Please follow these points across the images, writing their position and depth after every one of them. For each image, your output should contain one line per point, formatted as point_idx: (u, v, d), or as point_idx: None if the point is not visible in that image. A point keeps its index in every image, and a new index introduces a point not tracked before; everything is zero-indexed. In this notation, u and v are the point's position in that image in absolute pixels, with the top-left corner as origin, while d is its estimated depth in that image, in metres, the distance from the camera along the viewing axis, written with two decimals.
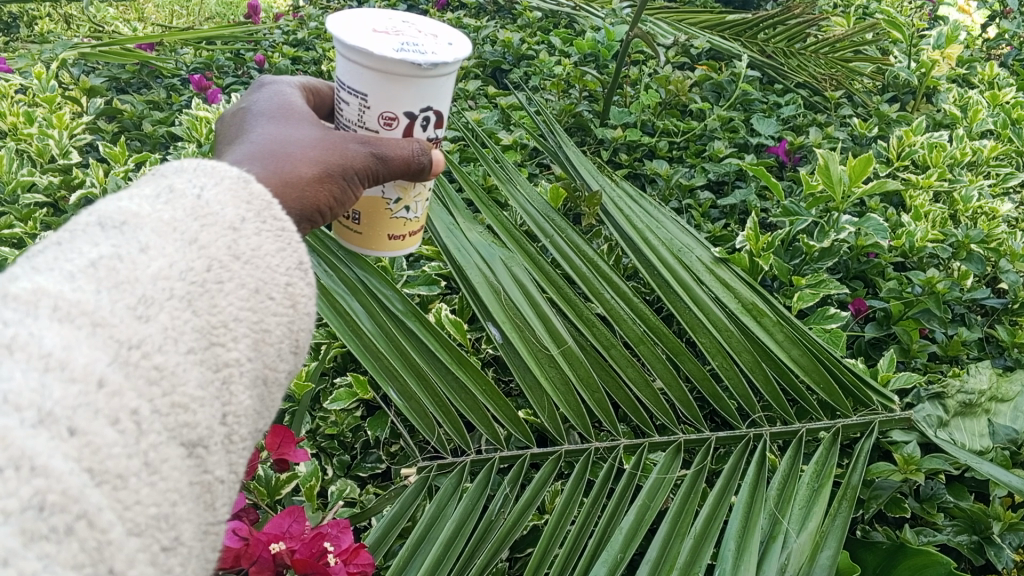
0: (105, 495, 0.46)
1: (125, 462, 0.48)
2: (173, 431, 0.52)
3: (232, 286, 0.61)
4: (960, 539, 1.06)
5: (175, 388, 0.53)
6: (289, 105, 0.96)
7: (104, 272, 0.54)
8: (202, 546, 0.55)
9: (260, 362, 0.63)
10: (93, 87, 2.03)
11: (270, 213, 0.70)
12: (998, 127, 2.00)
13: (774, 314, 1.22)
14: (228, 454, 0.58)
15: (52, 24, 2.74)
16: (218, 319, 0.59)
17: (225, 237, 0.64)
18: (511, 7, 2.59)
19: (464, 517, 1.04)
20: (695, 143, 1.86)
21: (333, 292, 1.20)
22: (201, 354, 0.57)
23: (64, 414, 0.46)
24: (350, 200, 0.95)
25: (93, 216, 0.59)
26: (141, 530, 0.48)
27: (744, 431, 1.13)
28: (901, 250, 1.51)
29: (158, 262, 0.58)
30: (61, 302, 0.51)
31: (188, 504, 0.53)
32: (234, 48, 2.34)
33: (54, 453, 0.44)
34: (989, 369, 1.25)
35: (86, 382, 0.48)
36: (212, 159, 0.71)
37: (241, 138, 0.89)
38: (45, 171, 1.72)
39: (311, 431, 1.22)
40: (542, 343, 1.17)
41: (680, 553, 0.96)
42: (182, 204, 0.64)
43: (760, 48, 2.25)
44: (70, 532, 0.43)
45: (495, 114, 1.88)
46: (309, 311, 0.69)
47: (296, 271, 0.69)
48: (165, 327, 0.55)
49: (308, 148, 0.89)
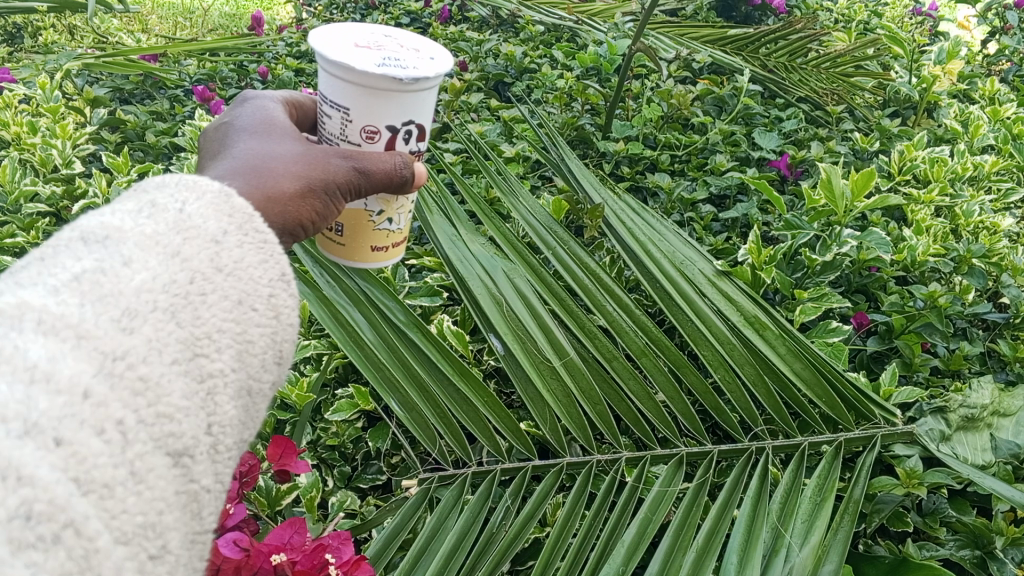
0: (92, 504, 0.46)
1: (111, 471, 0.48)
2: (158, 440, 0.52)
3: (215, 298, 0.61)
4: (963, 554, 1.06)
5: (160, 399, 0.53)
6: (272, 119, 0.96)
7: (88, 286, 0.54)
8: (189, 556, 0.55)
9: (245, 372, 0.62)
10: (97, 98, 2.05)
11: (251, 226, 0.69)
12: (999, 142, 2.00)
13: (775, 327, 1.22)
14: (214, 464, 0.58)
15: (56, 35, 2.76)
16: (202, 329, 0.59)
17: (208, 250, 0.64)
18: (513, 21, 2.62)
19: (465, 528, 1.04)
20: (696, 156, 1.87)
21: (334, 302, 1.20)
22: (185, 364, 0.56)
23: (51, 424, 0.46)
24: (332, 215, 0.95)
25: (76, 232, 0.59)
26: (128, 538, 0.48)
27: (746, 444, 1.13)
28: (903, 264, 1.51)
29: (141, 275, 0.58)
30: (46, 316, 0.51)
31: (174, 513, 0.53)
32: (238, 59, 2.36)
33: (41, 463, 0.44)
34: (991, 384, 1.24)
35: (72, 393, 0.48)
36: (194, 174, 0.71)
37: (224, 153, 0.89)
38: (48, 180, 1.73)
39: (312, 442, 1.22)
40: (544, 354, 1.17)
41: (683, 566, 0.96)
42: (165, 218, 0.64)
43: (762, 62, 2.26)
44: (57, 540, 0.43)
45: (498, 127, 1.90)
46: (293, 322, 0.69)
47: (279, 283, 0.68)
48: (149, 339, 0.54)
49: (290, 162, 0.89)
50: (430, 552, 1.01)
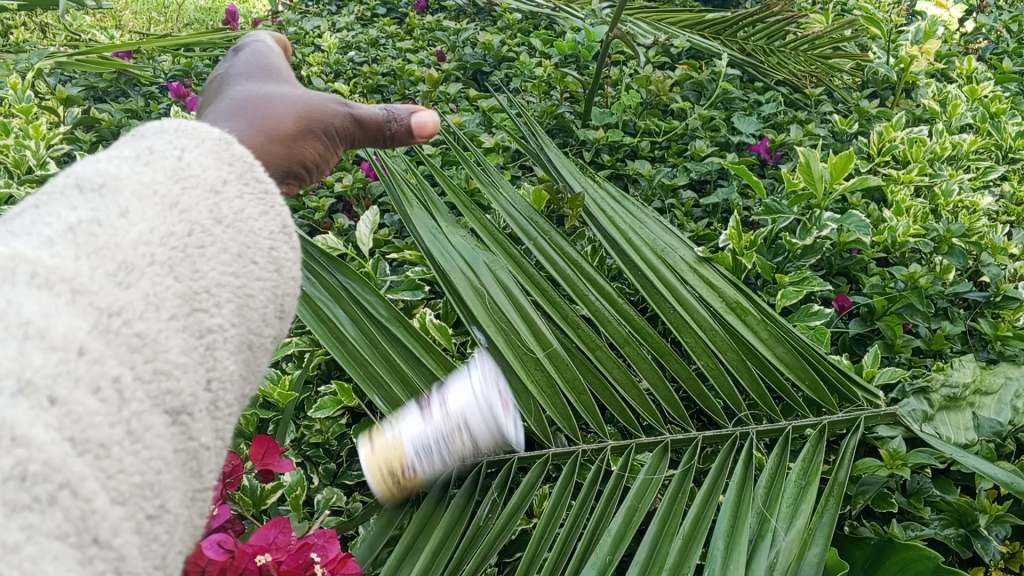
0: (88, 464, 0.43)
1: (107, 431, 0.44)
2: (156, 399, 0.49)
3: (214, 251, 0.59)
4: (947, 533, 1.07)
5: (158, 355, 0.50)
6: (268, 64, 0.96)
7: (83, 237, 0.52)
8: (188, 515, 0.51)
9: (246, 327, 0.60)
10: (70, 97, 2.01)
11: (252, 175, 0.68)
12: (977, 121, 2.00)
13: (758, 312, 1.22)
14: (213, 421, 0.54)
15: (27, 33, 2.71)
16: (200, 283, 0.56)
17: (207, 200, 0.61)
18: (490, 10, 2.59)
19: (452, 523, 1.03)
20: (677, 142, 1.86)
21: (313, 297, 1.19)
22: (184, 320, 0.53)
23: (45, 382, 0.42)
24: (331, 157, 0.96)
25: (72, 179, 0.57)
26: (125, 498, 0.45)
27: (729, 429, 1.13)
28: (883, 246, 1.52)
29: (139, 226, 0.55)
30: (39, 269, 0.47)
31: (173, 473, 0.49)
32: (213, 54, 2.33)
33: (34, 422, 0.41)
34: (972, 362, 1.25)
35: (66, 349, 0.44)
36: (193, 121, 0.69)
37: (221, 95, 0.87)
38: (21, 181, 1.70)
39: (296, 440, 1.21)
40: (527, 345, 1.17)
41: (668, 556, 0.96)
42: (162, 166, 0.61)
43: (740, 46, 2.26)
44: (52, 501, 0.40)
45: (476, 117, 1.88)
46: (295, 276, 0.68)
47: (279, 236, 0.66)
48: (146, 293, 0.52)
49: (289, 102, 0.89)
50: (416, 545, 1.01)
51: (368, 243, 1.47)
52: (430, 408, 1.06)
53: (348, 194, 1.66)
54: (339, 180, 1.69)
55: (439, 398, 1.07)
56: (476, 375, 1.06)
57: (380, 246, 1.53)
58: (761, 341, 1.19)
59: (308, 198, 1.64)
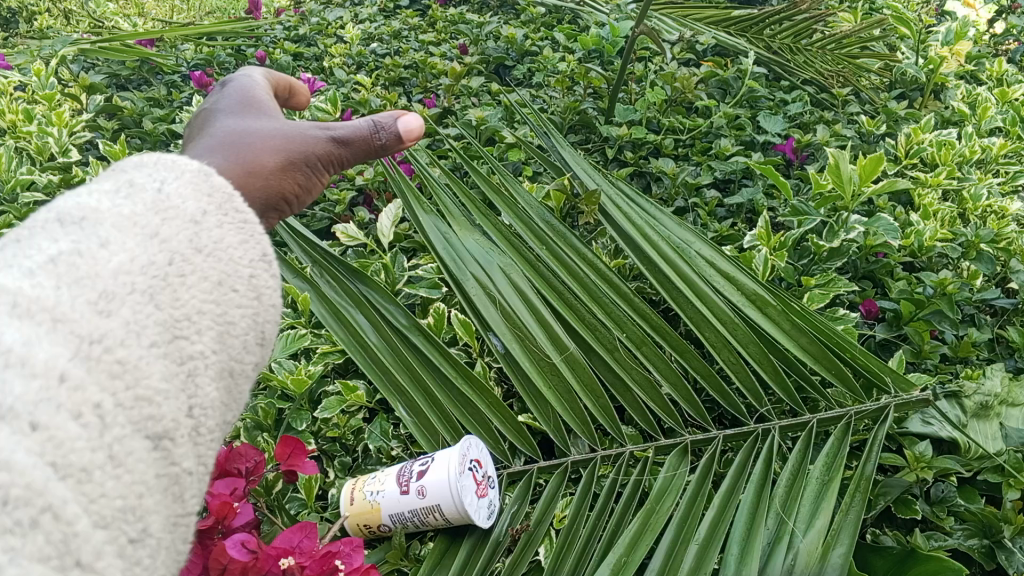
0: (69, 489, 0.42)
1: (89, 456, 0.44)
2: (138, 424, 0.47)
3: (195, 280, 0.56)
4: (971, 543, 1.05)
5: (139, 381, 0.48)
6: (253, 99, 0.95)
7: (63, 268, 0.50)
8: (171, 540, 0.50)
9: (226, 354, 0.57)
10: (93, 85, 2.02)
11: (231, 206, 0.64)
12: (1007, 125, 1.96)
13: (778, 303, 1.20)
14: (195, 447, 0.52)
15: (52, 20, 2.74)
16: (180, 311, 0.54)
17: (187, 230, 0.58)
18: (514, 3, 2.57)
19: (473, 543, 1.05)
20: (701, 140, 1.84)
21: (337, 305, 1.27)
22: (165, 347, 0.51)
23: (26, 408, 0.42)
24: (315, 187, 0.95)
25: (52, 212, 0.54)
26: (107, 522, 0.44)
27: (752, 427, 1.12)
28: (909, 250, 1.50)
29: (119, 257, 0.53)
30: (20, 298, 0.46)
31: (156, 496, 0.48)
32: (235, 44, 2.33)
33: (16, 448, 0.40)
34: (1000, 373, 1.23)
35: (48, 376, 0.44)
36: (173, 154, 0.66)
37: (204, 133, 0.87)
38: (44, 169, 1.71)
39: (313, 432, 1.21)
40: (543, 351, 1.18)
41: (685, 562, 0.96)
42: (143, 198, 0.58)
43: (766, 44, 2.24)
44: (34, 525, 0.40)
45: (498, 112, 1.87)
46: (275, 303, 0.64)
47: (260, 263, 0.63)
48: (127, 321, 0.50)
49: (269, 136, 0.87)
50: (441, 567, 1.03)
51: (389, 236, 1.47)
52: (408, 487, 1.04)
53: (369, 187, 1.66)
54: (360, 173, 1.69)
55: (416, 481, 1.04)
56: (456, 469, 1.02)
57: (401, 240, 1.53)
58: (784, 318, 1.18)
59: (329, 191, 1.64)
